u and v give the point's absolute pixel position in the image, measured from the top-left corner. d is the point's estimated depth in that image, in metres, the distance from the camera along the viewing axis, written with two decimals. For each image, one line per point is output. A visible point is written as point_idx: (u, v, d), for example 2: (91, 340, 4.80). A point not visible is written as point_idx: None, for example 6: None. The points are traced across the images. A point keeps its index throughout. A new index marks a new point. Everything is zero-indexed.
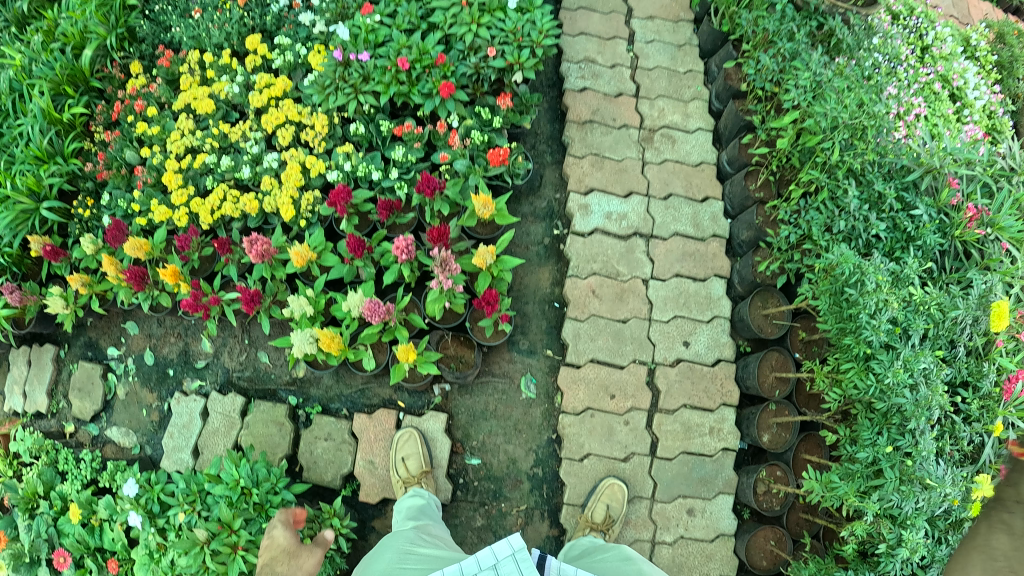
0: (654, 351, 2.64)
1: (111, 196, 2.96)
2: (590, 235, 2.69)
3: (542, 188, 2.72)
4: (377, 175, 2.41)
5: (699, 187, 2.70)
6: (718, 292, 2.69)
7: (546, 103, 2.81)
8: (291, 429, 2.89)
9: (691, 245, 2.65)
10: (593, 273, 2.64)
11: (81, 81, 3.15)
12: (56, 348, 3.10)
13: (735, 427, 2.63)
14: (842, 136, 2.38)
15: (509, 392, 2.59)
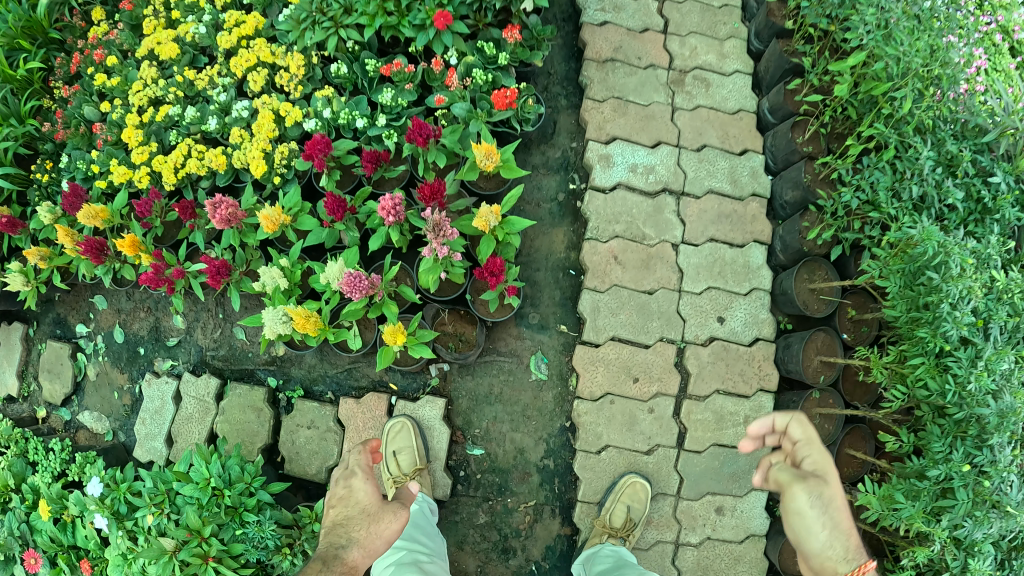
0: (684, 327, 2.24)
1: (69, 157, 2.60)
2: (611, 190, 2.27)
3: (556, 135, 2.31)
4: (361, 122, 2.04)
5: (736, 138, 2.32)
6: (758, 261, 2.28)
7: (560, 40, 2.38)
8: (271, 416, 2.53)
9: (729, 205, 2.24)
10: (615, 236, 2.26)
11: (38, 32, 2.73)
12: (23, 326, 2.78)
13: (774, 415, 2.24)
14: (914, 85, 1.93)
15: (517, 373, 2.24)
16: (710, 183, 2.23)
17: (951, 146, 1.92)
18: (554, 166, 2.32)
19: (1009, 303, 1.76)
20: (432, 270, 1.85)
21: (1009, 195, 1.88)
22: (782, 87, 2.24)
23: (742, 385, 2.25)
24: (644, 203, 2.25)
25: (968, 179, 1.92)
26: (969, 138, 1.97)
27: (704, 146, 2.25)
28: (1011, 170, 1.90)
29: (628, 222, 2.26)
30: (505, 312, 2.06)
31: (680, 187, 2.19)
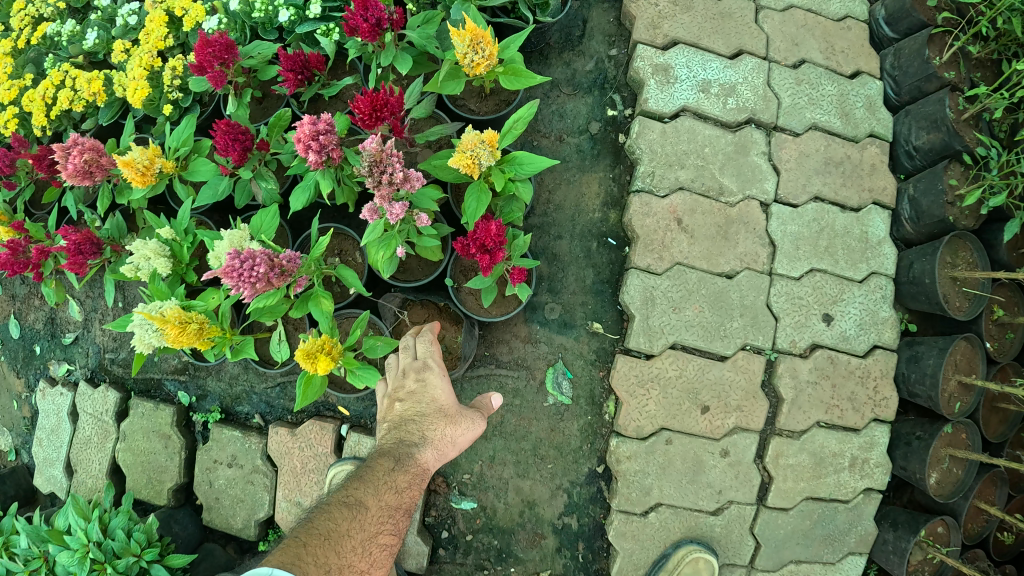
0: (778, 331, 1.43)
1: None
2: (677, 118, 1.41)
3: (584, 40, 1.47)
4: (283, 13, 1.31)
5: (845, 56, 1.57)
6: (879, 232, 1.52)
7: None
8: (182, 445, 1.71)
9: (840, 148, 1.49)
10: (680, 185, 1.39)
11: None
12: None
13: (890, 457, 1.50)
14: None
15: (523, 393, 1.45)
16: (815, 113, 1.48)
17: None
18: (582, 83, 1.45)
19: None
20: (387, 246, 1.06)
21: None
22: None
23: (852, 414, 1.50)
24: (726, 143, 1.41)
25: None
26: None
27: (803, 61, 1.52)
28: None
29: (698, 163, 1.40)
30: (508, 307, 1.34)
31: (771, 119, 1.43)
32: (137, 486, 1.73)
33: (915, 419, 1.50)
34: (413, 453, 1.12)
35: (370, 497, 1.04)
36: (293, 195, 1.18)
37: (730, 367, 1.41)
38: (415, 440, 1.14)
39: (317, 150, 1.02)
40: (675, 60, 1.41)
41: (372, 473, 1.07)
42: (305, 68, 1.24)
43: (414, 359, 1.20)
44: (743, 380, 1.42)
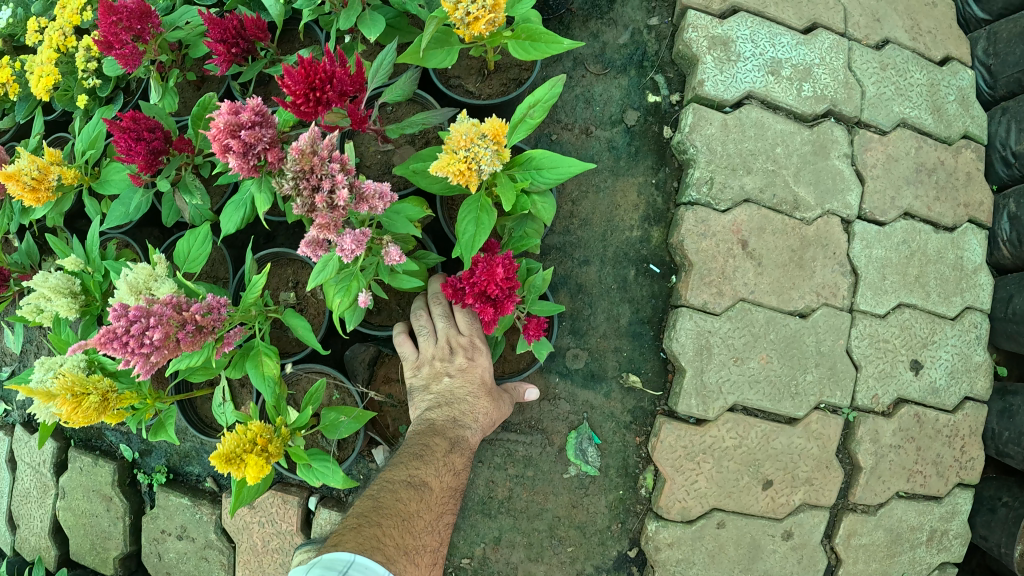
0: (859, 385, 1.12)
1: None
2: (737, 108, 1.09)
3: (616, 7, 1.13)
4: None
5: (935, 34, 1.26)
6: (979, 255, 1.21)
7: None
8: (126, 508, 1.37)
9: (932, 152, 1.19)
10: (744, 197, 1.08)
11: None
12: None
13: (969, 525, 1.20)
14: None
15: (537, 460, 1.13)
16: (904, 106, 1.17)
17: None
18: (610, 65, 1.13)
19: None
20: (345, 291, 0.77)
21: None
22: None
23: (936, 481, 1.18)
24: (804, 142, 1.10)
25: None
26: None
27: (885, 41, 1.21)
28: None
29: (768, 167, 1.08)
30: (522, 364, 1.05)
31: (855, 112, 1.12)
32: (80, 551, 1.41)
33: (1003, 478, 1.20)
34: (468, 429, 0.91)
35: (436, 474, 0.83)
36: (224, 214, 0.86)
37: (801, 433, 1.09)
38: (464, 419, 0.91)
39: (243, 152, 0.69)
40: (736, 32, 1.09)
41: (433, 443, 0.85)
42: (241, 35, 0.91)
43: (460, 334, 0.95)
44: (815, 449, 1.10)
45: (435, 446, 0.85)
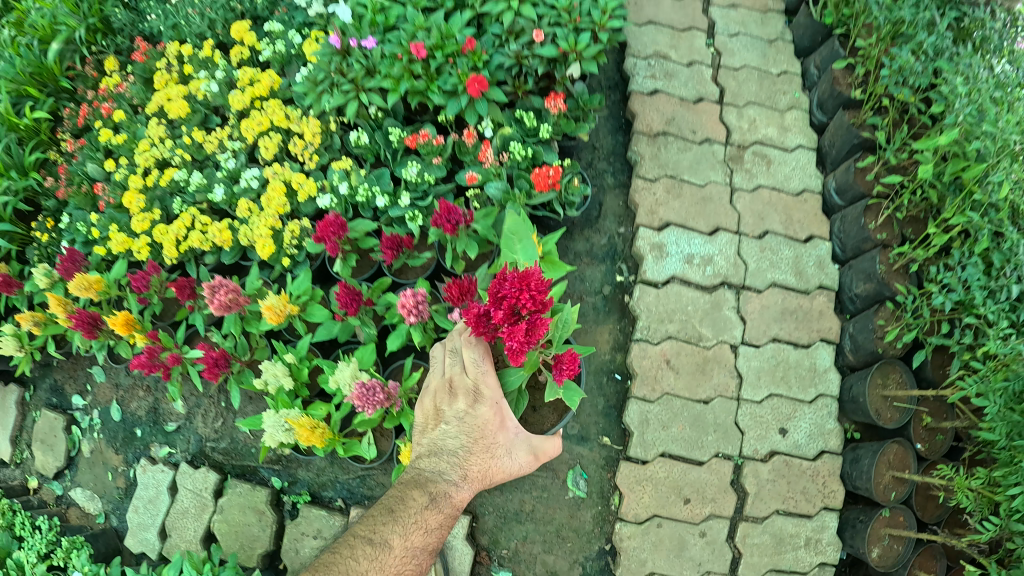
0: (743, 442, 1.92)
1: (73, 215, 2.76)
2: (665, 284, 1.95)
3: (601, 220, 2.00)
4: (381, 203, 1.85)
5: (801, 224, 2.08)
6: (826, 362, 1.99)
7: (607, 107, 2.08)
8: (273, 519, 2.18)
9: (794, 300, 2.01)
10: (668, 337, 1.92)
11: (50, 80, 3.04)
12: (20, 391, 2.49)
13: (840, 537, 1.93)
14: (1012, 166, 1.72)
15: (550, 490, 1.90)
16: (773, 274, 2.02)
17: None
18: (598, 255, 1.98)
19: None
20: None
21: None
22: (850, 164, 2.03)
23: (805, 504, 1.93)
24: (700, 300, 1.96)
25: None
26: None
27: (765, 231, 2.04)
28: None
29: (683, 319, 1.94)
30: (552, 423, 1.77)
31: (740, 280, 1.99)
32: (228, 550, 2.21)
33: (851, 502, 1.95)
34: (453, 490, 1.37)
35: (397, 536, 1.26)
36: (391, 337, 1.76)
37: (706, 470, 1.90)
38: (455, 476, 1.38)
39: (415, 313, 1.63)
40: (666, 239, 1.97)
41: (406, 507, 1.30)
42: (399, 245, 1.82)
43: (466, 376, 1.46)
44: (716, 479, 1.90)
45: (405, 506, 1.30)
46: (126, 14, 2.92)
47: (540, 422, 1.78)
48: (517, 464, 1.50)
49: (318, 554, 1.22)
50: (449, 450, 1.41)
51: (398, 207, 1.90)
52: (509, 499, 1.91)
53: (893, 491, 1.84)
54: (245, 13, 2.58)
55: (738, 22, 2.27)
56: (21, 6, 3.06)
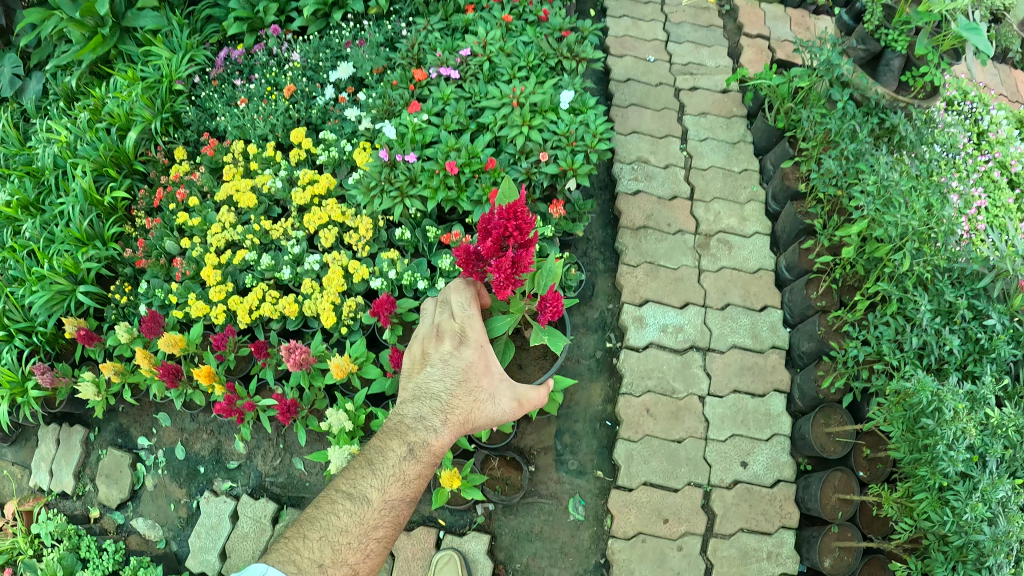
0: (711, 473, 2.48)
1: (150, 284, 3.07)
2: (645, 349, 2.60)
3: (595, 297, 2.70)
4: (422, 287, 2.46)
5: (757, 296, 2.74)
6: (778, 408, 2.58)
7: (599, 208, 2.83)
8: None
9: (751, 358, 2.64)
10: (647, 390, 2.55)
11: (125, 163, 3.41)
12: (85, 430, 3.00)
13: (797, 551, 2.39)
14: (911, 245, 2.33)
15: (556, 514, 2.44)
16: (733, 338, 2.66)
17: (948, 297, 2.31)
18: (592, 325, 2.66)
19: (1005, 439, 2.02)
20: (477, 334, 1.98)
21: (1002, 335, 2.23)
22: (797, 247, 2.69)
23: (767, 523, 2.43)
24: (673, 360, 2.60)
25: (965, 325, 2.31)
26: (966, 285, 2.37)
27: (727, 303, 2.72)
28: (1004, 312, 2.27)
29: (660, 378, 2.58)
30: (536, 372, 2.33)
31: (706, 343, 2.64)
32: None
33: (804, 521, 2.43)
34: (433, 439, 1.60)
35: (376, 490, 1.49)
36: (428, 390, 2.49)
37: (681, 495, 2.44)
38: (435, 423, 1.61)
39: None
40: (646, 313, 2.65)
41: (385, 462, 1.53)
42: None
43: (454, 321, 1.75)
44: (689, 502, 2.44)
45: (384, 461, 1.53)
46: (195, 111, 3.26)
47: (527, 374, 2.31)
48: (498, 406, 1.75)
49: (305, 509, 1.45)
50: (435, 398, 1.65)
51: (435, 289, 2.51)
52: (522, 523, 2.43)
53: (840, 511, 2.33)
54: (301, 120, 2.99)
55: (707, 128, 3.03)
56: (98, 95, 3.54)
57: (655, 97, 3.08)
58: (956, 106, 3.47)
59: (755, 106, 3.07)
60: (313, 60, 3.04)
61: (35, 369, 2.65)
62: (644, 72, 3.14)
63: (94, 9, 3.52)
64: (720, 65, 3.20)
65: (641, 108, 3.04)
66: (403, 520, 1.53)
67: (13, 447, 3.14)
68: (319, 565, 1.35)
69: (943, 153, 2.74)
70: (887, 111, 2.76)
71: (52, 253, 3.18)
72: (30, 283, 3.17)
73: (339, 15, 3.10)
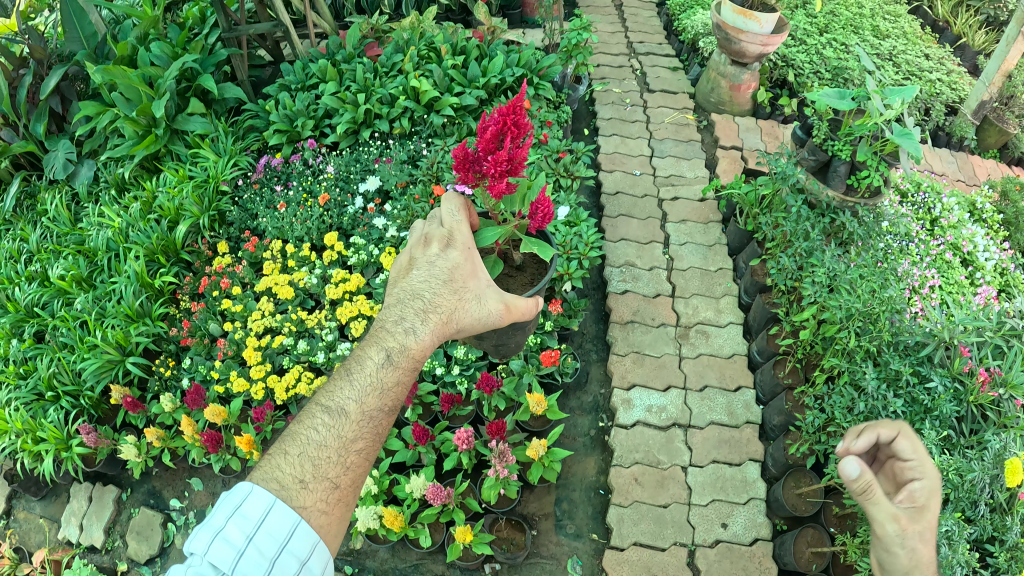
0: (695, 533, 2.80)
1: (192, 361, 3.29)
2: (632, 426, 3.07)
3: (589, 383, 3.27)
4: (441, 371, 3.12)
5: (732, 378, 3.21)
6: (753, 475, 2.95)
7: (592, 305, 3.51)
8: None
9: (728, 432, 3.06)
10: (635, 461, 2.97)
11: (173, 252, 3.68)
12: (120, 489, 3.25)
13: None
14: (856, 324, 2.89)
15: (556, 573, 2.78)
16: (711, 416, 3.10)
17: (893, 365, 2.78)
18: (587, 407, 3.19)
19: (944, 481, 2.51)
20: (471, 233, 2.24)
21: (943, 396, 2.69)
22: (766, 333, 3.20)
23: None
24: (657, 435, 3.05)
25: (909, 389, 2.76)
26: (913, 354, 2.86)
27: (705, 385, 3.19)
28: (945, 375, 2.76)
29: (645, 452, 3.00)
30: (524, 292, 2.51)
31: (686, 420, 3.09)
32: None
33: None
34: (410, 344, 1.68)
35: (352, 402, 1.59)
36: (448, 461, 3.00)
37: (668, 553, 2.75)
38: (413, 325, 1.71)
39: (465, 441, 2.89)
40: (633, 396, 3.15)
41: (362, 373, 1.62)
42: (453, 401, 3.05)
43: (442, 228, 1.91)
44: (676, 559, 2.74)
45: (361, 370, 1.63)
46: (239, 211, 3.69)
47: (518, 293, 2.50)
48: (488, 311, 1.89)
49: (289, 425, 1.58)
50: (418, 301, 1.76)
51: (451, 374, 3.17)
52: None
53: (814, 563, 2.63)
54: (333, 226, 3.57)
55: (686, 233, 3.69)
56: (151, 188, 3.84)
57: (640, 209, 3.81)
58: (910, 197, 3.66)
59: (726, 214, 3.73)
60: (345, 172, 3.66)
61: (83, 429, 2.99)
62: (631, 186, 3.92)
63: (151, 108, 3.81)
64: (697, 175, 3.95)
65: (629, 218, 3.75)
66: (385, 428, 1.63)
67: (42, 501, 3.35)
68: (300, 481, 1.50)
69: (884, 250, 3.22)
70: (837, 211, 3.23)
71: (104, 326, 3.33)
72: (82, 351, 3.25)
73: (368, 132, 3.81)
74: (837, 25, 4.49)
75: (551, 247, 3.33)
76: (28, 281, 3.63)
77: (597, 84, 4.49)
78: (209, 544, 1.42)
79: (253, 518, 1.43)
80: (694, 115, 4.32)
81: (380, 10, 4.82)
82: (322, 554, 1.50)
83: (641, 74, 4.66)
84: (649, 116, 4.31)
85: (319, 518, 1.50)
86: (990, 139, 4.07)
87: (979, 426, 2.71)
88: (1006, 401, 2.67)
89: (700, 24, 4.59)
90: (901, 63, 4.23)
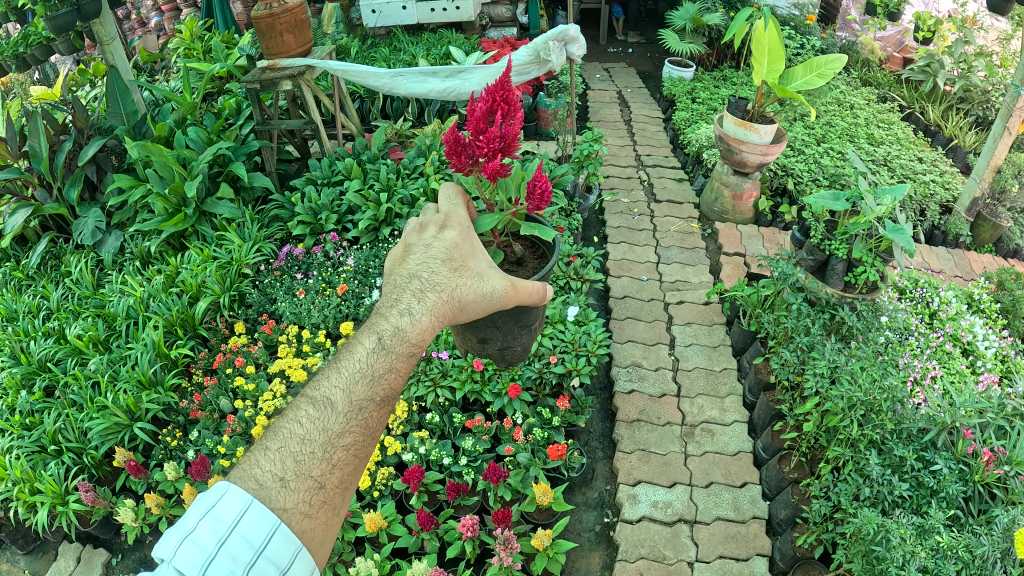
0: None
1: (199, 433, 3.23)
2: (637, 521, 3.12)
3: (596, 480, 3.40)
4: (449, 460, 3.23)
5: (737, 475, 3.29)
6: (760, 569, 2.93)
7: (600, 404, 3.71)
8: None
9: (733, 526, 3.09)
10: (641, 556, 2.98)
11: (190, 326, 3.66)
12: (110, 553, 3.05)
13: None
14: (858, 412, 2.95)
15: None
16: (717, 511, 3.15)
17: (896, 451, 2.81)
18: (592, 503, 3.31)
19: (955, 558, 2.45)
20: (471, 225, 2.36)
21: (948, 477, 2.69)
22: (771, 429, 3.33)
23: None
24: (663, 530, 3.08)
25: (915, 472, 2.76)
26: (917, 440, 2.87)
27: (711, 481, 3.27)
28: (949, 457, 2.78)
29: (651, 547, 3.02)
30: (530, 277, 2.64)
31: (690, 515, 3.14)
32: None
33: None
34: (405, 327, 1.55)
35: (340, 392, 1.41)
36: (450, 548, 2.99)
37: None
38: (410, 308, 1.59)
39: (470, 529, 2.91)
40: (639, 491, 3.24)
41: (350, 361, 1.45)
42: (457, 491, 3.04)
43: (438, 212, 1.90)
44: None
45: (349, 358, 1.46)
46: (258, 294, 3.78)
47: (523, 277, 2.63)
48: (492, 291, 1.84)
49: (272, 420, 1.39)
50: (415, 282, 1.67)
51: (458, 464, 3.27)
52: None
53: None
54: (349, 316, 3.68)
55: (692, 335, 3.94)
56: (174, 263, 3.88)
57: (647, 313, 4.07)
58: (908, 293, 3.80)
59: (730, 316, 4.00)
60: (364, 266, 3.86)
61: (81, 487, 2.90)
62: (639, 290, 4.20)
63: (183, 187, 3.93)
64: (702, 280, 4.23)
65: (635, 320, 4.03)
66: (379, 421, 1.45)
67: (28, 555, 3.15)
68: (281, 479, 1.30)
69: (888, 343, 3.34)
70: (836, 307, 3.40)
71: (115, 389, 3.29)
72: (91, 409, 3.21)
73: (389, 229, 4.02)
74: (833, 135, 4.83)
75: (560, 343, 3.71)
76: (45, 336, 3.58)
77: (607, 195, 4.85)
78: (177, 548, 1.23)
79: (227, 519, 1.25)
80: (699, 224, 4.62)
81: (403, 116, 5.14)
82: (305, 563, 1.30)
83: (648, 185, 4.97)
84: (656, 225, 4.62)
85: (302, 521, 1.30)
86: (985, 234, 4.24)
87: (988, 506, 2.70)
88: (1013, 478, 2.68)
89: (704, 138, 4.98)
90: (895, 166, 4.48)
